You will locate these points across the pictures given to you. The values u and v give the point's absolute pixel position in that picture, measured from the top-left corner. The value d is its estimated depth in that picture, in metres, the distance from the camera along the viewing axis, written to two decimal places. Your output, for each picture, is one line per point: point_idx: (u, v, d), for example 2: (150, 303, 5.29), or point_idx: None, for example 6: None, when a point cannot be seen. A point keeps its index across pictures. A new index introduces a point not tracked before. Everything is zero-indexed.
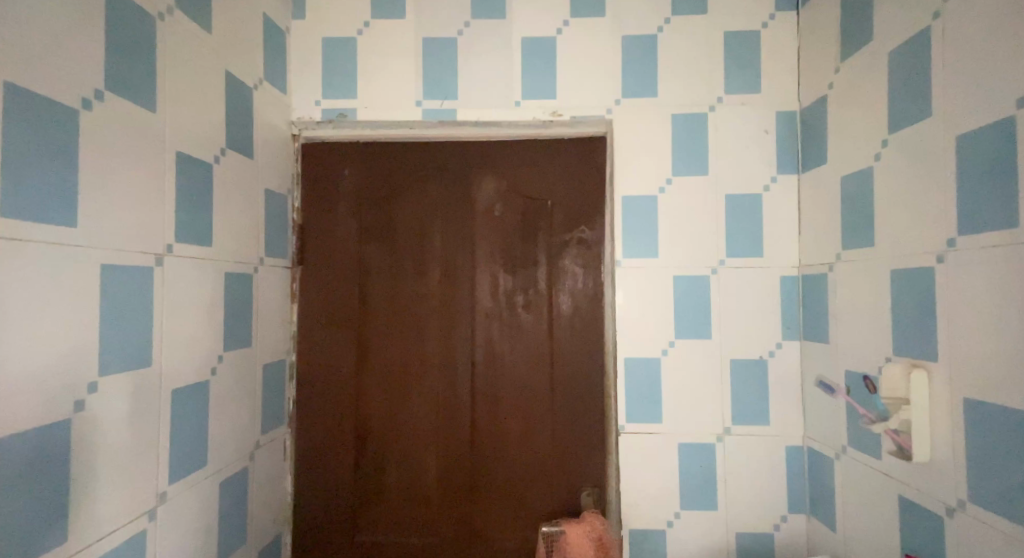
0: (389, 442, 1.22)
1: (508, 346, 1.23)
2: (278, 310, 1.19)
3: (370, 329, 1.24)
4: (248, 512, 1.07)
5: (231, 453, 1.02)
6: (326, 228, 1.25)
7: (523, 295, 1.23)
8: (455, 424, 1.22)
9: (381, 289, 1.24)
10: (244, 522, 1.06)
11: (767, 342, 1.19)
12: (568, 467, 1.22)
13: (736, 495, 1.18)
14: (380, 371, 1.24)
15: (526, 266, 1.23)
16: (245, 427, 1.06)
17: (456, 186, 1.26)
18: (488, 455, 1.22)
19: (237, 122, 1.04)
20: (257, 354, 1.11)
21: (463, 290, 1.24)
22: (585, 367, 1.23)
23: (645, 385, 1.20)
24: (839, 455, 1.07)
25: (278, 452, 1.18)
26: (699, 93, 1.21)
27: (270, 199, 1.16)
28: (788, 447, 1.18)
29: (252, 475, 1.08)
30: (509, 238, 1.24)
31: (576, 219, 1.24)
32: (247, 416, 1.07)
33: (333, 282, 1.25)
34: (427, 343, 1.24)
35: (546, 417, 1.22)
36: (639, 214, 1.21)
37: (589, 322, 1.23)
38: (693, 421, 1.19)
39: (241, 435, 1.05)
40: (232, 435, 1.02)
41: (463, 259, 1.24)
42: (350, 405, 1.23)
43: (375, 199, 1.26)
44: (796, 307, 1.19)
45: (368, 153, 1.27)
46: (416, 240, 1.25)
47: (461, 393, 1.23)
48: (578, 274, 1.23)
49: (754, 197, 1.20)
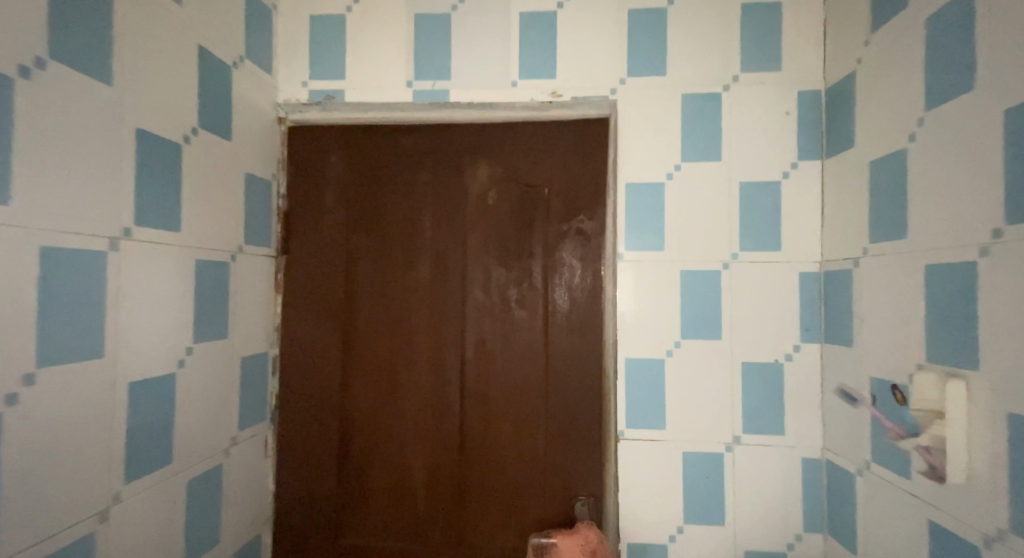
0: (375, 442, 1.16)
1: (500, 344, 1.14)
2: (261, 302, 1.14)
3: (357, 323, 1.18)
4: (222, 512, 1.01)
5: (201, 449, 0.96)
6: (313, 217, 1.19)
7: (516, 290, 1.14)
8: (443, 425, 1.15)
9: (369, 281, 1.18)
10: (218, 522, 1.01)
11: (783, 344, 1.09)
12: (563, 475, 1.12)
13: (745, 509, 1.08)
14: (366, 368, 1.17)
15: (521, 258, 1.14)
16: (219, 423, 1.01)
17: (448, 173, 1.18)
18: (478, 460, 1.14)
19: (211, 100, 0.98)
20: (235, 346, 1.06)
21: (454, 285, 1.16)
22: (583, 369, 1.13)
23: (649, 389, 1.10)
24: (861, 471, 0.97)
25: (260, 448, 1.13)
26: (713, 72, 1.11)
27: (252, 184, 1.10)
28: (804, 460, 1.08)
29: (227, 472, 1.03)
30: (502, 228, 1.15)
31: (575, 207, 1.14)
32: (224, 412, 1.02)
33: (321, 273, 1.19)
34: (416, 339, 1.16)
35: (540, 422, 1.13)
36: (644, 202, 1.12)
37: (587, 319, 1.13)
38: (699, 428, 1.09)
39: (215, 432, 1.00)
40: (204, 432, 0.97)
41: (454, 250, 1.16)
42: (335, 401, 1.17)
43: (363, 187, 1.19)
44: (817, 307, 1.09)
45: (357, 136, 1.20)
46: (404, 230, 1.18)
47: (450, 393, 1.15)
48: (577, 268, 1.14)
49: (772, 184, 1.10)
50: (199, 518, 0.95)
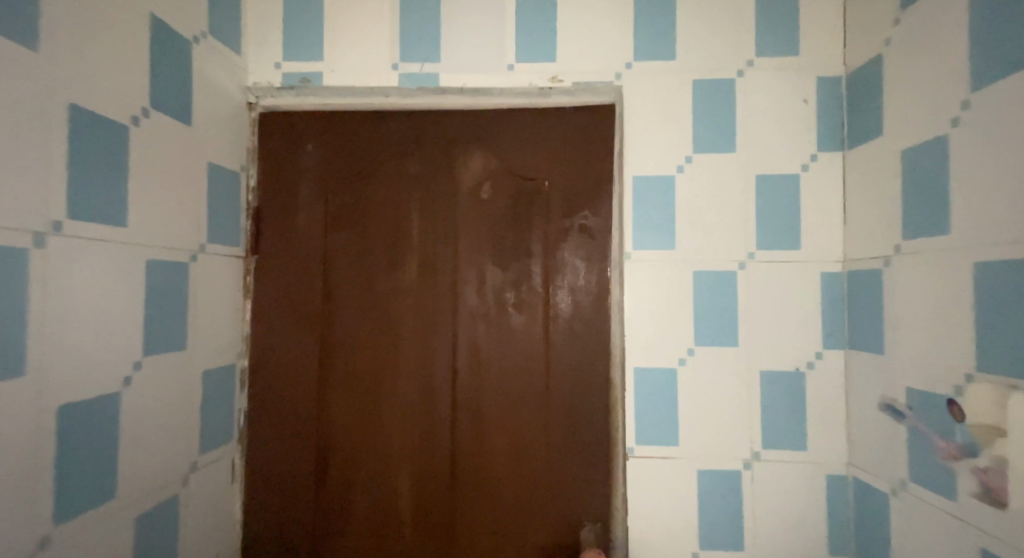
0: (356, 464, 1.03)
1: (495, 352, 1.03)
2: (226, 309, 1.02)
3: (336, 331, 1.06)
4: (179, 549, 0.89)
5: (154, 478, 0.84)
6: (287, 214, 1.08)
7: (514, 293, 1.04)
8: (433, 444, 1.03)
9: (350, 284, 1.06)
10: None
11: (805, 350, 1.01)
12: (567, 497, 1.01)
13: (766, 532, 0.99)
14: (346, 380, 1.05)
15: (519, 258, 1.04)
16: (177, 447, 0.88)
17: (437, 164, 1.07)
18: (471, 481, 1.02)
19: (166, 78, 0.86)
20: (196, 359, 0.93)
21: (444, 288, 1.05)
22: (587, 380, 1.02)
23: (660, 401, 1.01)
24: (896, 491, 0.88)
25: (225, 473, 1.01)
26: (726, 56, 1.03)
27: (217, 176, 0.98)
28: (828, 476, 0.99)
29: (186, 503, 0.91)
30: (498, 224, 1.05)
31: (578, 202, 1.04)
32: (182, 434, 0.89)
33: (295, 275, 1.07)
34: (403, 348, 1.05)
35: (541, 438, 1.02)
36: (653, 197, 1.02)
37: (592, 325, 1.03)
38: (715, 443, 1.00)
39: (171, 457, 0.87)
40: (157, 458, 0.84)
41: (444, 249, 1.05)
42: (311, 418, 1.05)
43: (342, 179, 1.08)
44: (841, 310, 1.00)
45: (336, 124, 1.09)
46: (388, 227, 1.06)
47: (441, 408, 1.03)
48: (580, 269, 1.03)
49: (790, 177, 1.02)
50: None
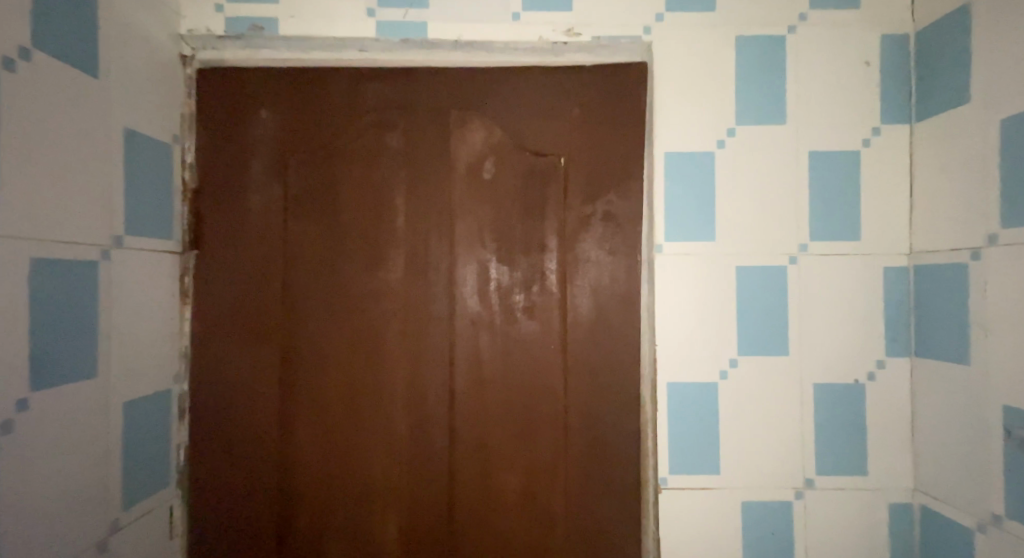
0: (330, 508, 0.84)
1: (502, 367, 0.85)
2: (157, 320, 0.80)
3: (302, 344, 0.85)
4: None
5: (52, 547, 0.63)
6: (237, 199, 0.86)
7: (524, 296, 0.86)
8: (427, 482, 0.84)
9: (320, 286, 0.86)
10: None
11: (864, 358, 0.85)
12: (590, 539, 0.84)
13: None
14: (315, 404, 0.85)
15: (529, 253, 0.86)
16: (87, 502, 0.68)
17: (426, 137, 0.87)
18: (475, 524, 0.84)
19: (56, 11, 0.63)
20: (114, 385, 0.72)
21: (438, 290, 0.86)
22: (614, 399, 0.85)
23: (698, 422, 0.84)
24: (983, 527, 0.74)
25: (162, 526, 0.80)
26: (775, 8, 0.85)
27: (138, 149, 0.76)
28: (891, 505, 0.84)
29: None
30: (503, 212, 0.86)
31: (599, 183, 0.86)
32: (95, 486, 0.69)
33: (250, 276, 0.86)
34: (387, 365, 0.85)
35: (558, 471, 0.85)
36: (689, 178, 0.85)
37: (619, 333, 0.86)
38: (761, 469, 0.84)
39: (76, 519, 0.66)
40: (54, 523, 0.63)
41: (436, 242, 0.86)
42: (272, 452, 0.85)
43: (305, 154, 0.86)
44: (906, 310, 0.86)
45: (297, 86, 0.87)
46: (366, 215, 0.86)
47: (436, 437, 0.85)
48: (602, 265, 0.86)
49: (848, 154, 0.86)
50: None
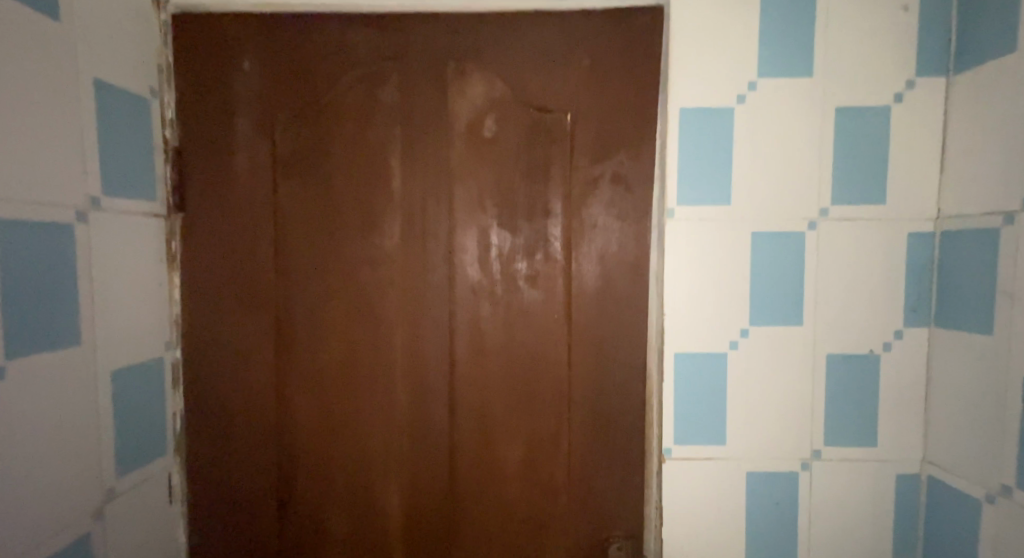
0: (329, 476, 0.83)
1: (503, 337, 0.82)
2: (142, 287, 0.77)
3: (295, 312, 0.82)
4: None
5: (50, 509, 0.63)
6: (222, 160, 0.82)
7: (527, 263, 0.82)
8: (427, 452, 0.83)
9: (312, 252, 0.82)
10: None
11: (881, 328, 0.82)
12: (592, 508, 0.84)
13: (822, 542, 0.82)
14: (311, 372, 0.83)
15: (533, 218, 0.81)
16: (81, 466, 0.67)
17: (422, 91, 0.80)
18: (476, 493, 0.83)
19: None
20: (101, 351, 0.70)
21: (436, 257, 0.82)
22: (619, 370, 0.83)
23: (705, 392, 0.81)
24: (993, 498, 0.72)
25: (160, 493, 0.80)
26: None
27: (109, 103, 0.71)
28: (898, 477, 0.82)
29: (104, 538, 0.70)
30: (505, 175, 0.81)
31: (608, 143, 0.81)
32: (87, 452, 0.68)
33: (239, 241, 0.82)
34: (384, 334, 0.82)
35: (560, 441, 0.83)
36: (705, 136, 0.79)
37: (626, 303, 0.82)
38: (766, 440, 0.81)
39: (68, 489, 0.65)
40: (51, 485, 0.63)
41: (434, 206, 0.81)
42: (269, 420, 0.83)
43: (292, 110, 0.81)
44: (928, 278, 0.81)
45: (280, 34, 0.80)
46: (358, 176, 0.81)
47: (435, 406, 0.83)
48: (610, 232, 0.82)
49: (878, 111, 0.79)
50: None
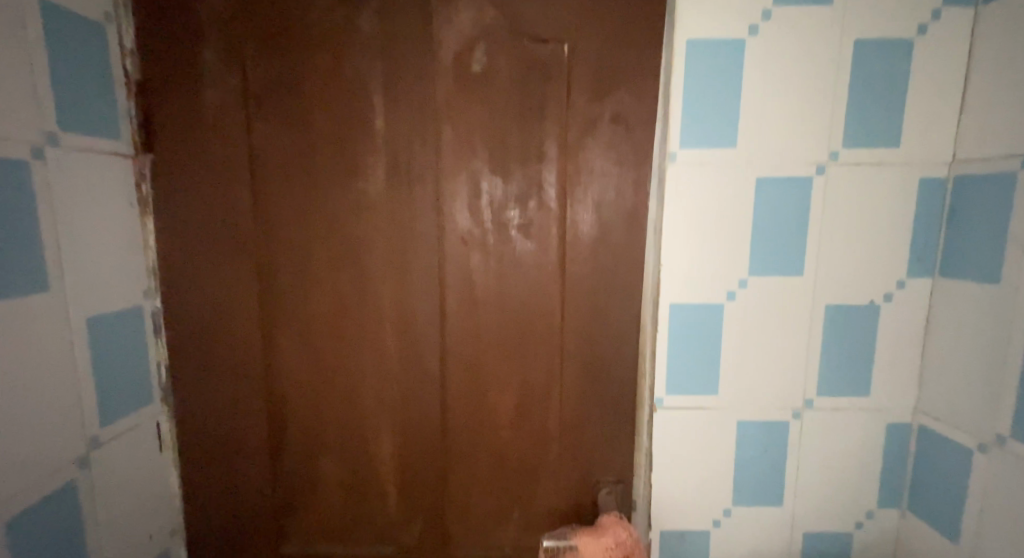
0: (320, 425, 0.82)
1: (495, 287, 0.80)
2: (112, 232, 0.74)
3: (278, 261, 0.79)
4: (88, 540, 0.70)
5: (35, 450, 0.63)
6: (191, 95, 0.76)
7: (520, 212, 0.78)
8: (418, 402, 0.82)
9: (292, 197, 0.78)
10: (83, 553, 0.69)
11: (884, 279, 0.79)
12: (583, 456, 0.84)
13: (809, 489, 0.83)
14: (297, 322, 0.80)
15: (526, 163, 0.77)
16: (65, 411, 0.67)
17: (405, 19, 0.74)
18: (468, 442, 0.83)
19: None
20: (74, 298, 0.68)
21: (424, 204, 0.78)
22: (614, 322, 0.81)
23: (699, 343, 0.79)
24: (985, 447, 0.72)
25: (149, 442, 0.80)
26: None
27: (59, 30, 0.66)
28: (889, 426, 0.82)
29: (92, 485, 0.70)
30: (497, 115, 0.76)
31: (608, 80, 0.75)
32: (69, 398, 0.67)
33: (214, 185, 0.78)
34: (372, 283, 0.80)
35: (552, 391, 0.82)
36: (713, 72, 0.73)
37: (622, 254, 0.79)
38: (759, 391, 0.80)
39: (49, 435, 0.65)
40: (34, 427, 0.63)
41: (422, 149, 0.76)
42: (257, 370, 0.81)
43: (263, 41, 0.74)
44: (937, 227, 0.78)
45: None
46: (339, 116, 0.76)
47: (426, 357, 0.81)
48: (608, 178, 0.77)
49: (900, 45, 0.73)
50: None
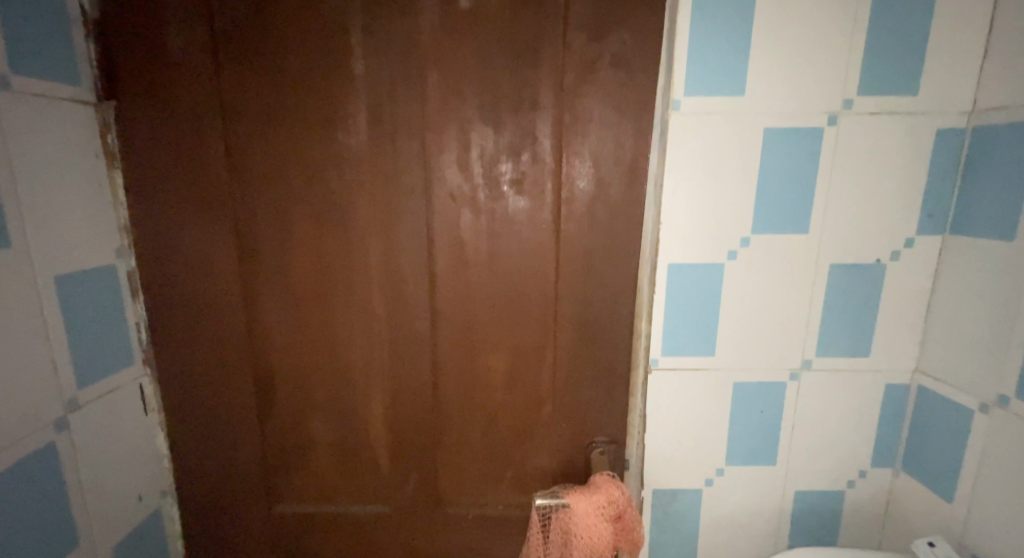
0: (308, 386, 0.81)
1: (486, 245, 0.76)
2: (75, 184, 0.69)
3: (257, 217, 0.75)
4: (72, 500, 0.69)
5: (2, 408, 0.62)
6: (155, 36, 0.70)
7: (512, 166, 0.74)
8: (408, 363, 0.80)
9: (269, 149, 0.73)
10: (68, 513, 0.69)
11: (892, 236, 0.75)
12: (576, 416, 0.83)
13: (802, 448, 0.82)
14: (280, 281, 0.77)
15: (519, 112, 0.72)
16: (34, 369, 0.65)
17: None
18: (459, 402, 0.82)
19: None
20: (35, 253, 0.64)
21: (410, 156, 0.73)
22: (610, 281, 0.78)
23: (698, 303, 0.76)
24: (986, 407, 0.71)
25: (132, 403, 0.78)
26: None
27: None
28: (887, 387, 0.80)
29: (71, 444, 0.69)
30: (488, 60, 0.71)
31: (608, 21, 0.70)
32: (38, 357, 0.65)
33: (185, 134, 0.73)
34: (357, 241, 0.76)
35: (545, 352, 0.80)
36: (721, 11, 0.68)
37: (620, 210, 0.75)
38: (756, 351, 0.78)
39: (18, 392, 0.63)
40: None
41: (407, 96, 0.71)
42: (240, 331, 0.79)
43: None
44: (951, 181, 0.74)
45: None
46: (316, 59, 0.70)
47: (415, 317, 0.78)
48: (606, 129, 0.73)
49: None
50: (11, 526, 0.63)
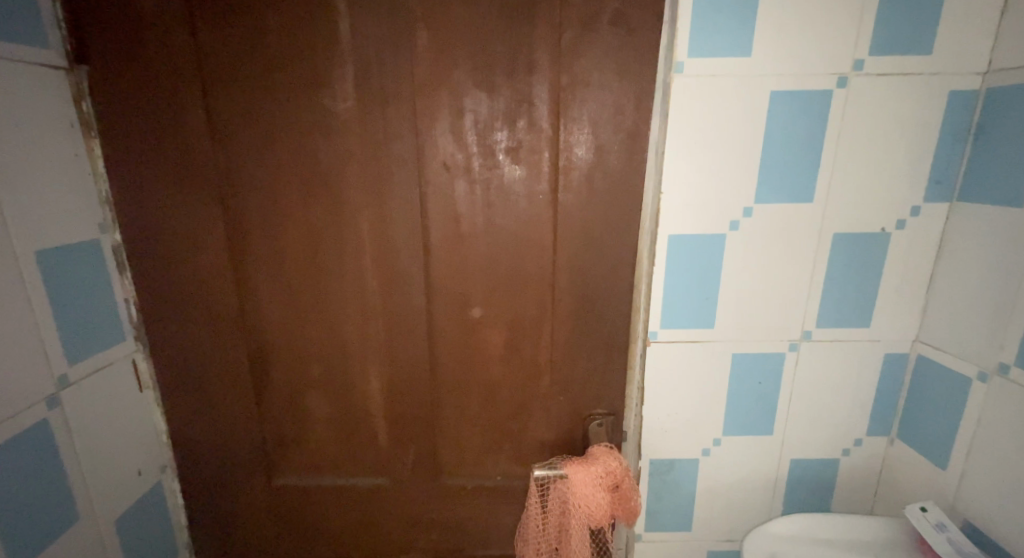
0: (303, 360, 0.80)
1: (481, 216, 0.74)
2: (53, 157, 0.67)
3: (243, 189, 0.72)
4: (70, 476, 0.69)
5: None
6: None
7: (508, 134, 0.71)
8: (403, 336, 0.79)
9: (254, 117, 0.70)
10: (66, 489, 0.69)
11: (897, 204, 0.73)
12: (574, 388, 0.82)
13: (799, 417, 0.82)
14: (270, 254, 0.75)
15: (514, 76, 0.69)
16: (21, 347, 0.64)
17: None
18: (455, 374, 0.81)
19: None
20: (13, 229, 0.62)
21: (401, 123, 0.70)
22: (609, 253, 0.75)
23: (698, 275, 0.75)
24: (986, 376, 0.71)
25: (127, 380, 0.77)
26: None
27: None
28: (887, 357, 0.80)
29: (66, 422, 0.69)
30: (481, 21, 0.67)
31: None
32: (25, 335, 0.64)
33: (164, 101, 0.69)
34: (348, 213, 0.73)
35: (543, 324, 0.79)
36: None
37: (619, 180, 0.73)
38: (756, 322, 0.77)
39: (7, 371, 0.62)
40: None
41: (396, 60, 0.68)
42: (231, 305, 0.77)
43: None
44: (961, 147, 0.71)
45: None
46: (297, 19, 0.67)
47: (410, 290, 0.77)
48: (606, 94, 0.69)
49: None
50: (9, 502, 0.63)
